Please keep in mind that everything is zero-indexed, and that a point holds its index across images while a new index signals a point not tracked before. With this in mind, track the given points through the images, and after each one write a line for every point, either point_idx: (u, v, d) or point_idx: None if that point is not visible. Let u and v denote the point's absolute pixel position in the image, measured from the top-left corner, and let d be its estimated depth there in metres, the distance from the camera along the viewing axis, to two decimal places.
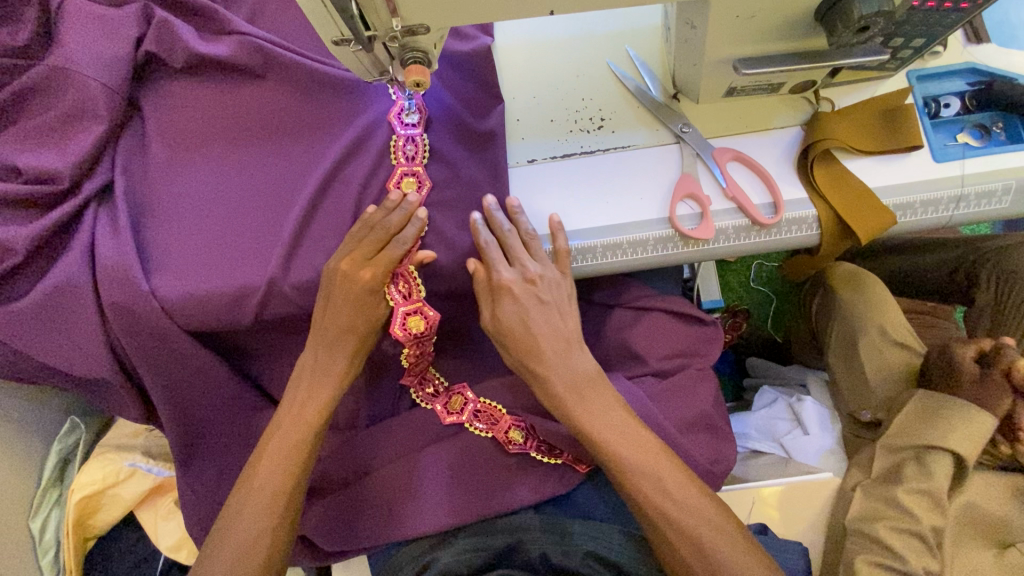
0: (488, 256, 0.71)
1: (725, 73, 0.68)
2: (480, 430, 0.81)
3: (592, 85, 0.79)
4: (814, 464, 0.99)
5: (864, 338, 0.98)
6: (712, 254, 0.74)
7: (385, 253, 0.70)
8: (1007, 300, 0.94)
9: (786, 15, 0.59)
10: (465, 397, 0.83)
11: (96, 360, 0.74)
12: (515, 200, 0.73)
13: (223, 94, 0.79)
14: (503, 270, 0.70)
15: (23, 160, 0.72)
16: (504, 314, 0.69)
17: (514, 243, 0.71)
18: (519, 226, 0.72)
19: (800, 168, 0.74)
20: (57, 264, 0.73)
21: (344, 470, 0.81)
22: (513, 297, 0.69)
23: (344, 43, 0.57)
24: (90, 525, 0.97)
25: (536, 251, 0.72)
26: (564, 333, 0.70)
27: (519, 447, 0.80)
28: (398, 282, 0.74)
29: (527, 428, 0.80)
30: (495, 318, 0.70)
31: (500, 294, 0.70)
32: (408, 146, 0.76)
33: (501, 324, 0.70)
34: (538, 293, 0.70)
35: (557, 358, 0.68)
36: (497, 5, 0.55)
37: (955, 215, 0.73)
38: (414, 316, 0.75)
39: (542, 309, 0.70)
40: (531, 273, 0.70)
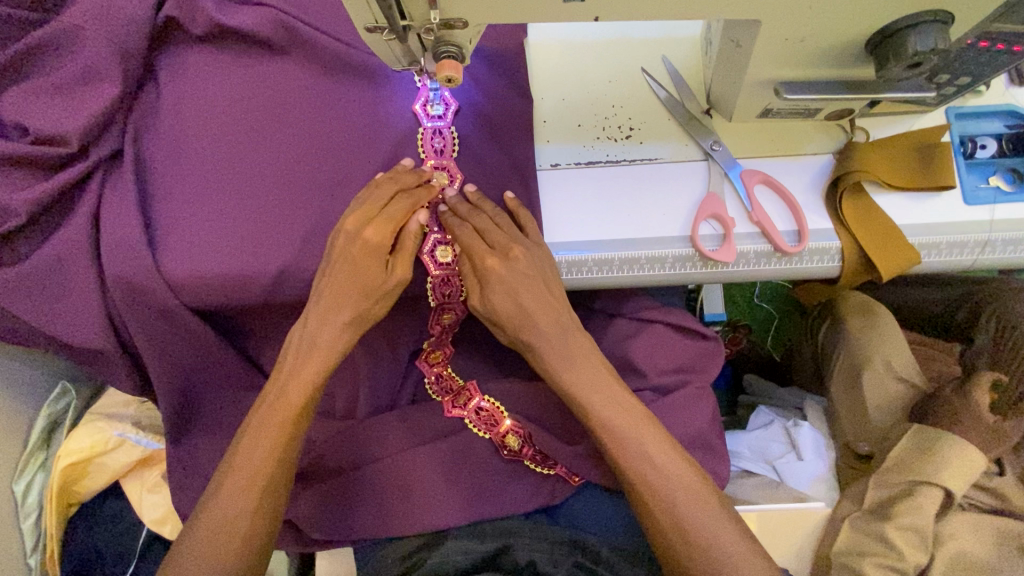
0: (462, 241, 0.69)
1: (763, 95, 0.66)
2: (479, 431, 0.79)
3: (624, 91, 0.77)
4: (806, 491, 0.99)
5: (867, 371, 0.98)
6: (731, 277, 0.73)
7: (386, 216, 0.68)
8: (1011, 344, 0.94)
9: (837, 43, 0.56)
10: (472, 392, 0.80)
11: (90, 331, 0.72)
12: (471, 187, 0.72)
13: (242, 67, 0.76)
14: (478, 251, 0.68)
15: (27, 119, 0.69)
16: (493, 300, 0.68)
17: (483, 224, 0.69)
18: (485, 211, 0.71)
19: (828, 198, 0.72)
20: (61, 230, 0.71)
21: (336, 460, 0.80)
22: (499, 279, 0.67)
23: (378, 31, 0.54)
24: (75, 491, 0.96)
25: (511, 232, 0.69)
26: (554, 310, 0.68)
27: (514, 454, 0.79)
28: (444, 282, 0.75)
29: (525, 436, 0.78)
30: (483, 304, 0.69)
31: (483, 277, 0.68)
32: (436, 139, 0.74)
33: (492, 309, 0.68)
34: (522, 268, 0.67)
35: (550, 333, 0.67)
36: (541, 8, 0.52)
37: (977, 259, 0.72)
38: (448, 313, 0.79)
39: (529, 284, 0.67)
40: (509, 249, 0.68)
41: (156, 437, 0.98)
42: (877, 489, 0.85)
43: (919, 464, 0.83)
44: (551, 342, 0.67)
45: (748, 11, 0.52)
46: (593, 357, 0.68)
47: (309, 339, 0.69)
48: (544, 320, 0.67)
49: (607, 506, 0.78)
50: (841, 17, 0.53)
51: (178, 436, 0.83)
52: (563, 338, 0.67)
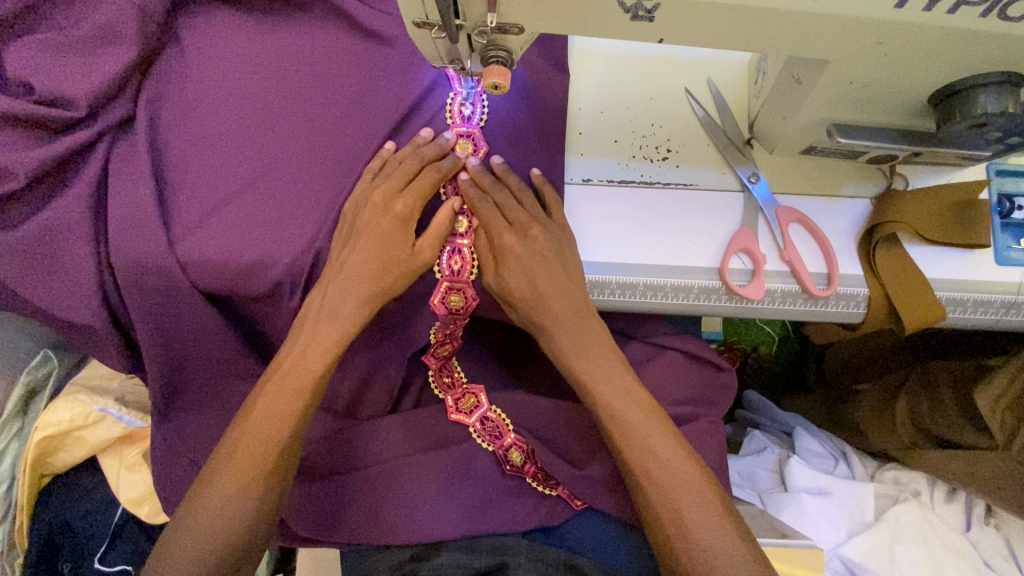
0: (483, 215, 0.67)
1: (812, 133, 0.64)
2: (483, 442, 0.77)
3: (665, 111, 0.74)
4: (784, 519, 1.04)
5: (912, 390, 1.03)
6: (756, 314, 0.71)
7: (415, 186, 0.66)
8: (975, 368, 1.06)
9: (901, 93, 0.54)
10: (478, 399, 0.78)
11: (82, 307, 0.68)
12: (497, 157, 0.69)
13: (267, 43, 0.72)
14: (499, 228, 0.66)
15: (37, 78, 0.64)
16: (506, 274, 0.66)
17: (506, 198, 0.68)
18: (510, 184, 0.69)
19: (862, 244, 0.71)
20: (60, 197, 0.67)
21: (331, 460, 0.77)
22: (514, 255, 0.65)
23: (427, 27, 0.51)
24: (49, 464, 0.91)
25: (531, 207, 0.68)
26: (568, 292, 0.66)
27: (516, 470, 0.77)
28: (451, 255, 0.70)
29: (528, 452, 0.77)
30: (497, 279, 0.66)
31: (500, 255, 0.66)
32: (465, 108, 0.71)
33: (505, 284, 0.66)
34: (541, 250, 0.66)
35: (563, 315, 0.65)
36: (603, 24, 0.49)
37: (1004, 321, 0.71)
38: (455, 293, 0.72)
39: (546, 266, 0.66)
40: (531, 228, 0.66)
41: (140, 415, 0.93)
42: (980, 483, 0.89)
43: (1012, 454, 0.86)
44: (567, 354, 0.65)
45: (819, 50, 0.50)
46: (617, 372, 0.65)
47: (317, 338, 0.65)
48: (558, 301, 0.65)
49: (605, 527, 0.78)
50: (912, 68, 0.50)
51: (164, 413, 0.78)
52: (581, 361, 0.65)
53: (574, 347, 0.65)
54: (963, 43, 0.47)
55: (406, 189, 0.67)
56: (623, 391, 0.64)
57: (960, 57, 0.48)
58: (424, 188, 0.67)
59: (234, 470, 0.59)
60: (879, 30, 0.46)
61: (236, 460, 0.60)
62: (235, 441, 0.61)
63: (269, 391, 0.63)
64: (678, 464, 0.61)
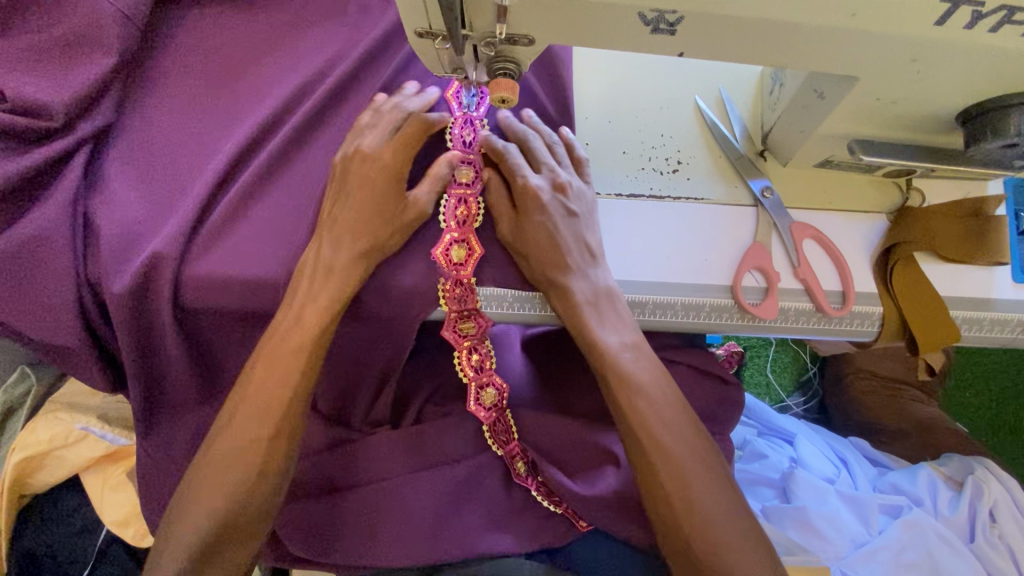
0: (511, 164, 0.66)
1: (831, 147, 0.61)
2: (492, 445, 0.74)
3: (675, 122, 0.71)
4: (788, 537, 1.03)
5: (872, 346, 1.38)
6: (768, 333, 0.68)
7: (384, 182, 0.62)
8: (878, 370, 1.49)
9: (928, 109, 0.51)
10: (498, 394, 0.73)
11: (59, 329, 0.64)
12: (529, 111, 0.69)
13: (261, 55, 0.69)
14: (527, 177, 0.65)
15: (10, 86, 0.60)
16: (529, 222, 0.65)
17: (536, 151, 0.67)
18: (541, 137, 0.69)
19: (878, 261, 0.68)
20: (33, 210, 0.62)
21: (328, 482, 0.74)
22: (540, 204, 0.65)
23: (429, 37, 0.47)
24: (29, 484, 0.87)
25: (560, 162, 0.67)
26: (588, 249, 0.65)
27: (522, 480, 0.74)
28: (455, 205, 0.67)
29: (531, 463, 0.75)
30: (519, 229, 0.65)
31: (524, 208, 0.65)
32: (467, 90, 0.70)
33: (525, 235, 0.65)
34: (567, 204, 0.65)
35: (579, 270, 0.64)
36: (619, 37, 0.46)
37: (1021, 338, 0.69)
38: (459, 246, 0.66)
39: (571, 221, 0.65)
40: (560, 180, 0.66)
41: (125, 432, 0.89)
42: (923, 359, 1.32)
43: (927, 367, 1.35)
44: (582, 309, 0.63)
45: (847, 67, 0.47)
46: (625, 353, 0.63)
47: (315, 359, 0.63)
48: (579, 258, 0.64)
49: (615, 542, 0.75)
50: (943, 86, 0.48)
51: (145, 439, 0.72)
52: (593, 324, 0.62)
53: (590, 309, 0.63)
54: (1001, 61, 0.44)
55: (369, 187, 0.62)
56: (637, 359, 0.62)
57: (996, 75, 0.46)
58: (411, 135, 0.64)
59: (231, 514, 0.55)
60: (913, 47, 0.43)
61: (226, 491, 0.55)
62: (216, 456, 0.57)
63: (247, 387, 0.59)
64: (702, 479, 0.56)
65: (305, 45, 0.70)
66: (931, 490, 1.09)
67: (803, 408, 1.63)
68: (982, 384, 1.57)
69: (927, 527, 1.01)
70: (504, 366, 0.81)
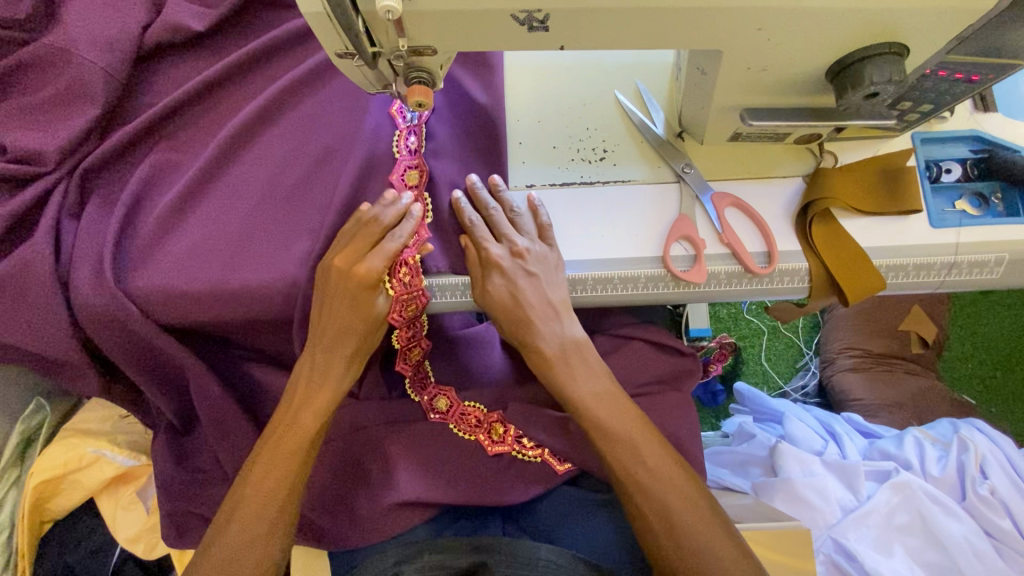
0: (476, 234, 0.71)
1: (732, 119, 0.67)
2: (463, 433, 0.80)
3: (598, 115, 0.78)
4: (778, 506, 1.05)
5: (842, 322, 1.51)
6: (704, 297, 0.73)
7: (380, 248, 0.68)
8: (868, 350, 1.47)
9: (799, 71, 0.58)
10: (449, 398, 0.82)
11: (62, 347, 0.72)
12: (497, 178, 0.73)
13: (224, 96, 0.79)
14: (491, 247, 0.70)
15: (10, 138, 0.72)
16: (491, 287, 0.70)
17: (499, 218, 0.72)
18: (505, 203, 0.73)
19: (798, 222, 0.73)
20: (27, 241, 0.71)
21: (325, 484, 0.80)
22: (500, 268, 0.69)
23: (349, 57, 0.55)
24: (47, 509, 0.94)
25: (502, 236, 0.71)
26: (543, 307, 0.69)
27: (499, 444, 0.79)
28: (399, 272, 0.71)
29: (504, 423, 0.80)
30: (484, 295, 0.70)
31: (488, 268, 0.70)
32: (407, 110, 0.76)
33: (491, 300, 0.70)
34: (527, 267, 0.70)
35: (546, 330, 0.69)
36: (509, 38, 0.54)
37: (947, 278, 0.73)
38: (411, 304, 0.72)
39: (531, 283, 0.69)
40: (519, 247, 0.70)
41: (132, 454, 0.96)
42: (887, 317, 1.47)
43: (895, 329, 1.46)
44: (554, 370, 0.68)
45: (709, 41, 0.54)
46: (605, 385, 0.68)
47: (312, 378, 0.69)
48: (536, 315, 0.69)
49: (589, 506, 0.78)
50: (801, 48, 0.54)
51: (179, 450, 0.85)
52: (565, 374, 0.68)
53: (583, 384, 0.67)
54: (839, 20, 0.51)
55: (372, 251, 0.68)
56: (611, 407, 0.66)
57: (842, 33, 0.52)
58: (389, 252, 0.68)
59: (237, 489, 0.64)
60: (756, 15, 0.50)
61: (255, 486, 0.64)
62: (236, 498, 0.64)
63: (269, 445, 0.66)
64: (658, 482, 0.63)
65: (260, 81, 0.79)
66: (918, 452, 1.10)
67: (802, 393, 1.61)
68: (982, 352, 1.56)
69: (915, 489, 1.01)
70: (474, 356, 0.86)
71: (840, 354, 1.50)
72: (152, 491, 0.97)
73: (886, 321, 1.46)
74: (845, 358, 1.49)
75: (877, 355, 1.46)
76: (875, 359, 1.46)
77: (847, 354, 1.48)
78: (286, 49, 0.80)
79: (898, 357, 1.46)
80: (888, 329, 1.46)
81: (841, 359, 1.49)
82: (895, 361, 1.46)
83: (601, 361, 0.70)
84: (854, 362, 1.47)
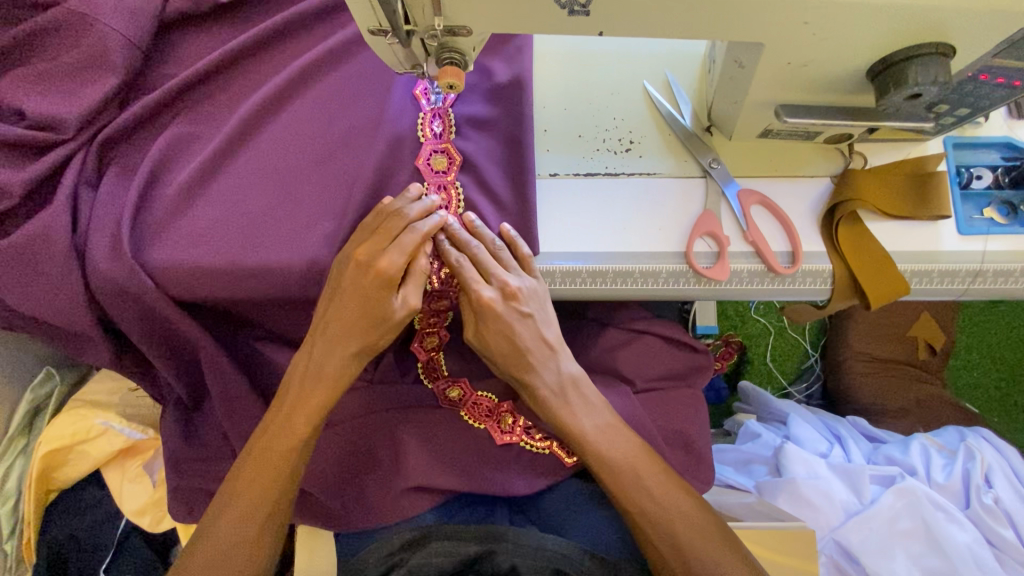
0: (464, 277, 0.67)
1: (765, 115, 0.66)
2: (474, 423, 0.79)
3: (626, 105, 0.77)
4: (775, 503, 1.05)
5: (855, 321, 1.49)
6: (724, 295, 0.73)
7: (402, 244, 0.66)
8: (877, 353, 1.46)
9: (840, 68, 0.56)
10: (462, 389, 0.80)
11: (75, 318, 0.72)
12: (472, 214, 0.70)
13: (246, 69, 0.77)
14: (481, 290, 0.67)
15: (28, 104, 0.70)
16: (488, 334, 0.68)
17: (484, 257, 0.68)
18: (487, 241, 0.70)
19: (824, 223, 0.72)
20: (44, 209, 0.70)
21: (330, 468, 0.79)
22: (495, 315, 0.67)
23: (381, 33, 0.54)
24: (54, 478, 0.94)
25: (492, 276, 0.68)
26: (540, 345, 0.69)
27: (508, 434, 0.79)
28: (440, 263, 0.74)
29: (515, 413, 0.80)
30: (480, 338, 0.69)
31: (480, 314, 0.68)
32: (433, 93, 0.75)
33: (487, 343, 0.68)
34: (521, 307, 0.68)
35: (544, 368, 0.69)
36: (546, 21, 0.53)
37: (971, 287, 0.72)
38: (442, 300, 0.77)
39: (526, 323, 0.68)
40: (510, 286, 0.68)
41: (140, 427, 0.96)
42: (901, 322, 1.45)
43: (907, 334, 1.45)
44: (552, 409, 0.68)
45: (751, 33, 0.52)
46: (606, 417, 0.69)
47: (307, 373, 0.69)
48: (534, 355, 0.68)
49: (596, 499, 0.78)
50: (845, 44, 0.53)
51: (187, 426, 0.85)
52: (566, 413, 0.68)
53: (582, 419, 0.68)
54: (887, 17, 0.49)
55: (392, 246, 0.66)
56: (612, 438, 0.68)
57: (889, 30, 0.51)
58: (411, 245, 0.66)
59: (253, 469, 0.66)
60: (803, 7, 0.49)
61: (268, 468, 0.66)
62: (246, 479, 0.66)
63: (273, 435, 0.68)
64: (661, 489, 0.66)
65: (283, 56, 0.78)
66: (923, 459, 1.10)
67: (805, 395, 1.61)
68: (989, 362, 1.56)
69: (920, 496, 1.01)
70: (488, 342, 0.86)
71: (848, 354, 1.49)
72: (158, 464, 0.97)
73: (901, 324, 1.45)
74: (852, 357, 1.48)
75: (885, 358, 1.46)
76: (884, 362, 1.45)
77: (856, 354, 1.48)
78: (310, 25, 0.78)
79: (907, 361, 1.46)
80: (901, 333, 1.45)
81: (849, 358, 1.49)
82: (904, 365, 1.46)
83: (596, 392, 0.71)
84: (862, 363, 1.47)
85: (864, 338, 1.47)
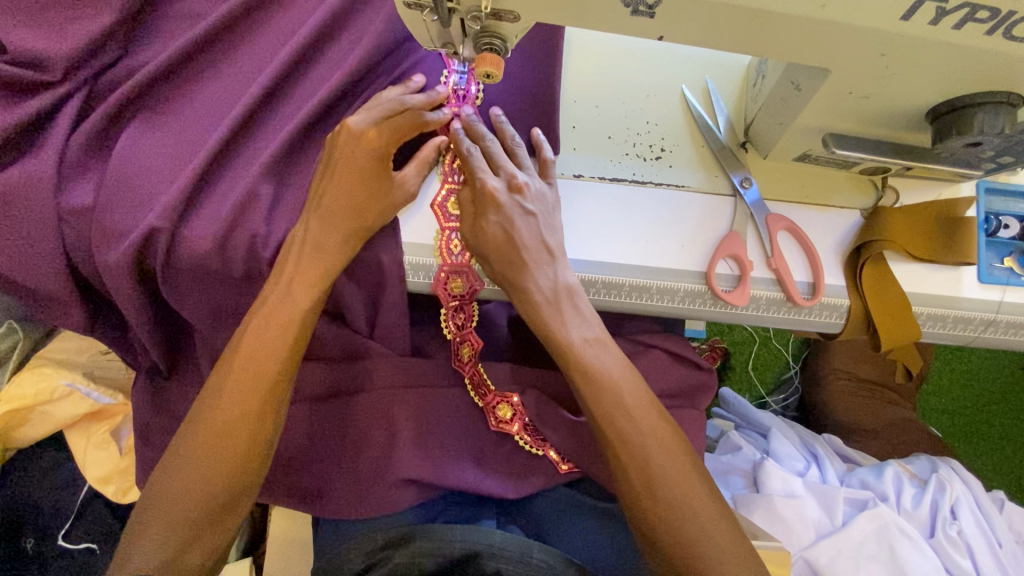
0: (472, 164, 0.66)
1: (809, 141, 0.63)
2: (478, 402, 0.76)
3: (660, 109, 0.73)
4: (749, 515, 1.07)
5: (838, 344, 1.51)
6: (739, 319, 0.71)
7: (395, 122, 0.65)
8: (855, 373, 1.47)
9: (900, 104, 0.53)
10: (473, 348, 0.77)
11: (50, 279, 0.66)
12: (495, 110, 0.69)
13: (255, 22, 0.70)
14: (486, 178, 0.65)
15: (8, 37, 0.62)
16: (485, 224, 0.65)
17: (495, 149, 0.67)
18: (504, 136, 0.68)
19: (849, 258, 0.70)
20: (26, 159, 0.64)
21: (315, 456, 0.76)
22: (497, 204, 0.65)
23: (418, 7, 0.48)
24: (12, 437, 0.89)
25: (500, 167, 0.66)
26: (538, 244, 0.65)
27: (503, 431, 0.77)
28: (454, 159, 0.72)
29: (516, 410, 0.77)
30: (476, 230, 0.66)
31: (482, 204, 0.66)
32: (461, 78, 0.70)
33: (482, 235, 0.65)
34: (525, 204, 0.65)
35: (538, 270, 0.64)
36: (603, 16, 0.48)
37: (981, 335, 0.72)
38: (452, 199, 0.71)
39: (528, 221, 0.65)
40: (518, 180, 0.65)
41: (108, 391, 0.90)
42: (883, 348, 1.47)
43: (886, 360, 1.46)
44: (540, 315, 0.64)
45: (819, 58, 0.49)
46: (597, 333, 0.64)
47: (304, 248, 0.64)
48: (530, 254, 0.64)
49: (585, 508, 0.77)
50: (912, 82, 0.50)
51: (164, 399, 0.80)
52: (556, 323, 0.63)
53: (573, 328, 0.63)
54: (965, 62, 0.46)
55: (388, 123, 0.65)
56: (600, 352, 0.63)
57: (960, 75, 0.48)
58: (403, 126, 0.65)
59: (212, 451, 0.58)
60: (883, 40, 0.45)
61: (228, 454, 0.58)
62: (201, 457, 0.58)
63: (237, 401, 0.59)
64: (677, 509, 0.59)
65: (298, 11, 0.70)
66: (896, 485, 1.12)
67: (782, 406, 1.63)
68: (960, 390, 1.60)
69: (888, 519, 1.03)
70: (488, 338, 0.83)
71: (826, 374, 1.50)
72: (125, 430, 0.92)
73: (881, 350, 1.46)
74: (828, 376, 1.50)
75: (862, 379, 1.47)
76: (860, 383, 1.46)
77: (832, 372, 1.49)
78: None
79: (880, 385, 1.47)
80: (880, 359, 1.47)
81: (826, 375, 1.50)
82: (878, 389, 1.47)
83: (591, 308, 0.66)
84: (837, 382, 1.48)
85: (844, 358, 1.48)
